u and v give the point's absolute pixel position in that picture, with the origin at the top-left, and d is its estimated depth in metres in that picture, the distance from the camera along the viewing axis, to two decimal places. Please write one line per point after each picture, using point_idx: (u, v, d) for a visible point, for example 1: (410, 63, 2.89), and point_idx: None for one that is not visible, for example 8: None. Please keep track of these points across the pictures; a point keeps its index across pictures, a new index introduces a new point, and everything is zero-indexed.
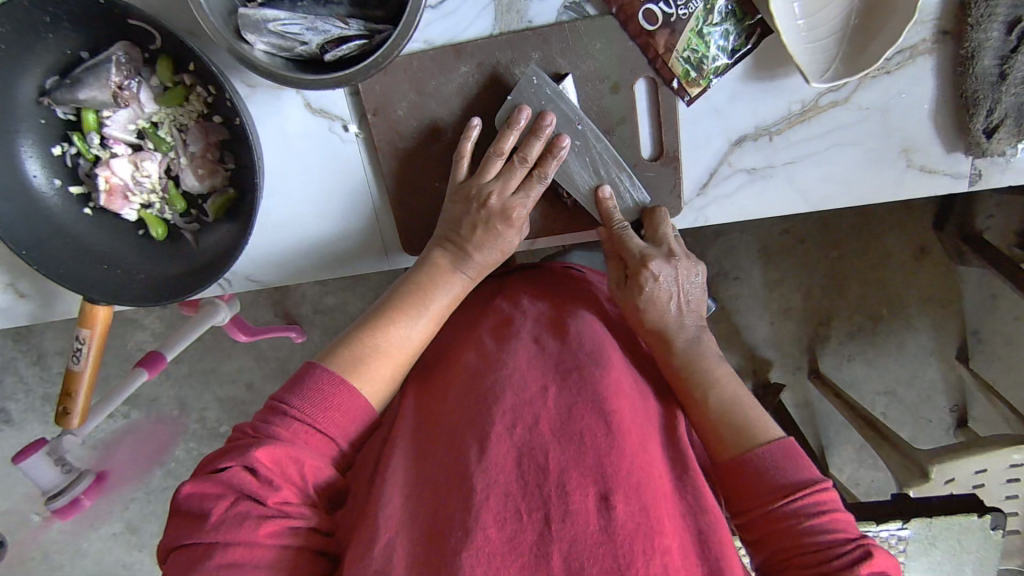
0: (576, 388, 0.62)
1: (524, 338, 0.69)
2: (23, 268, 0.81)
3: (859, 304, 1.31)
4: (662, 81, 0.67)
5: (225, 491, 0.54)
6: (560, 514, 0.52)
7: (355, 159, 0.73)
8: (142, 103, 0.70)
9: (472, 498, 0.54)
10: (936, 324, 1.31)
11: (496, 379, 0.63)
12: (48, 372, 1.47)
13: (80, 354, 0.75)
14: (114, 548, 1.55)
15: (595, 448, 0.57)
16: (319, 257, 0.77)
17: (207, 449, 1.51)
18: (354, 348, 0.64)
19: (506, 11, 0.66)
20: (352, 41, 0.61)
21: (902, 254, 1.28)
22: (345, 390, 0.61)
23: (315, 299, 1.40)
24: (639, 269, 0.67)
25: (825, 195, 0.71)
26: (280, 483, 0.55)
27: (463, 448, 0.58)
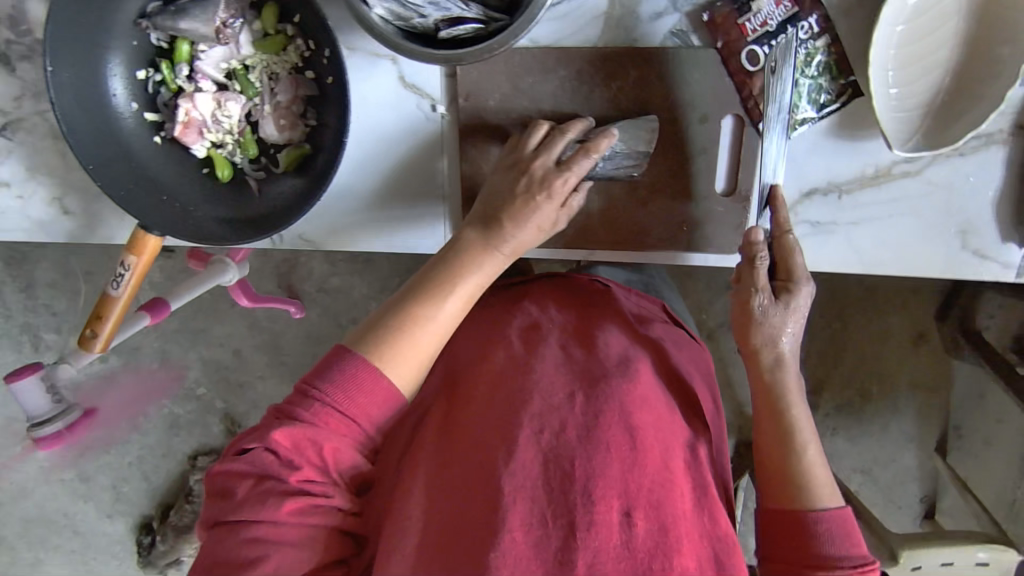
0: (602, 397, 0.62)
1: (552, 343, 0.70)
2: (75, 186, 0.80)
3: (851, 380, 1.34)
4: (749, 120, 0.69)
5: (250, 472, 0.56)
6: (583, 523, 0.55)
7: (435, 138, 0.74)
8: (240, 44, 0.70)
9: (498, 501, 0.57)
10: (921, 411, 1.34)
11: (524, 382, 0.64)
12: (34, 302, 1.44)
13: (120, 280, 0.74)
14: (60, 494, 1.51)
15: (620, 461, 0.58)
16: (377, 230, 0.77)
17: (179, 411, 1.48)
18: (387, 339, 0.60)
19: (615, 26, 0.68)
20: (468, 25, 0.62)
21: (902, 337, 1.31)
22: (374, 378, 0.59)
23: (321, 278, 1.39)
24: (791, 289, 0.67)
25: (878, 258, 0.73)
26: (300, 463, 0.56)
27: (491, 449, 0.60)
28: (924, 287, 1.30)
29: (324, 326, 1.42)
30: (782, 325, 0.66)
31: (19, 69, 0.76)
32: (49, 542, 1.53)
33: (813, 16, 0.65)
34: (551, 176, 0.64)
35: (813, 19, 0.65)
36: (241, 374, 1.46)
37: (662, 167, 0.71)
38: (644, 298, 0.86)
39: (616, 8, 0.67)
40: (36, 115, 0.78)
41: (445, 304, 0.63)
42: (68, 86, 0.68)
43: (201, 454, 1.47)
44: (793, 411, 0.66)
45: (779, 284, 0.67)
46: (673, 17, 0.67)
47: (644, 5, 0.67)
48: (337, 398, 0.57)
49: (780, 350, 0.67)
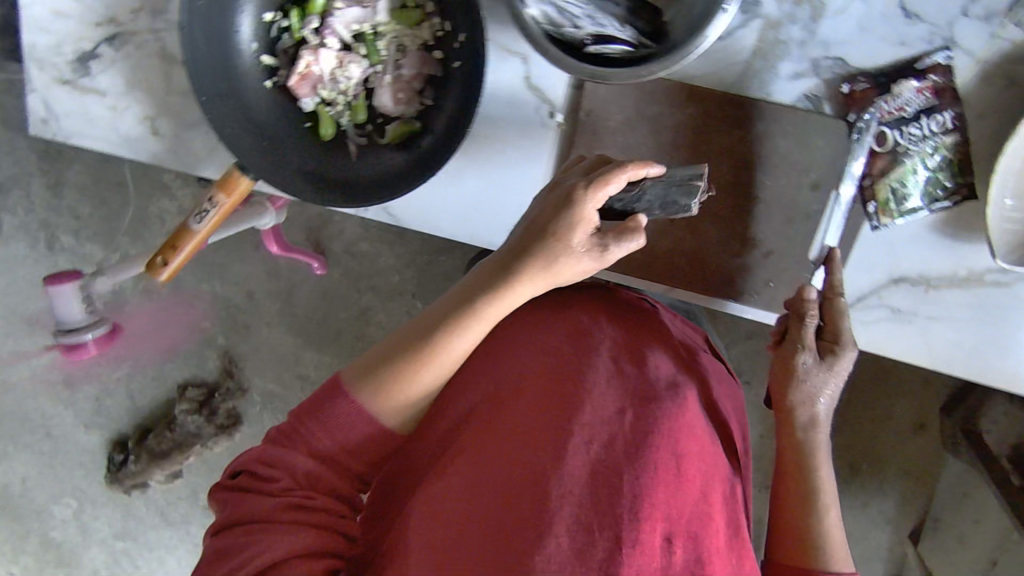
0: (653, 418, 0.60)
1: (603, 353, 0.65)
2: (171, 110, 0.79)
3: (848, 453, 1.35)
4: (860, 198, 0.69)
5: (249, 467, 0.59)
6: (629, 540, 0.54)
7: (544, 144, 0.72)
8: (376, 10, 0.70)
9: (547, 505, 0.55)
10: (902, 499, 1.34)
11: (574, 386, 0.61)
12: (58, 201, 1.41)
13: (205, 214, 0.74)
14: (41, 395, 1.47)
15: (666, 486, 0.57)
16: (463, 220, 0.77)
17: (172, 341, 1.42)
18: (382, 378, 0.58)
19: (754, 77, 0.67)
20: (618, 46, 0.61)
21: (903, 424, 1.32)
22: (368, 416, 0.58)
23: (351, 240, 1.36)
24: (835, 350, 0.67)
25: (947, 356, 0.74)
26: (281, 475, 0.57)
27: (540, 451, 0.58)
28: (936, 380, 1.32)
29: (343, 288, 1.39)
30: (822, 386, 0.66)
31: None
32: (18, 440, 1.48)
33: (949, 112, 0.65)
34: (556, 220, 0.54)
35: (949, 115, 0.65)
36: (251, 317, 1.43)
37: (760, 223, 0.72)
38: (689, 325, 0.80)
39: (758, 59, 0.66)
40: (149, 32, 0.76)
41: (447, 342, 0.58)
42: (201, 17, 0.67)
43: (191, 386, 1.43)
44: (821, 473, 0.66)
45: (826, 343, 0.67)
46: (811, 81, 0.66)
47: (786, 63, 0.66)
48: (332, 414, 0.58)
49: (816, 409, 0.66)
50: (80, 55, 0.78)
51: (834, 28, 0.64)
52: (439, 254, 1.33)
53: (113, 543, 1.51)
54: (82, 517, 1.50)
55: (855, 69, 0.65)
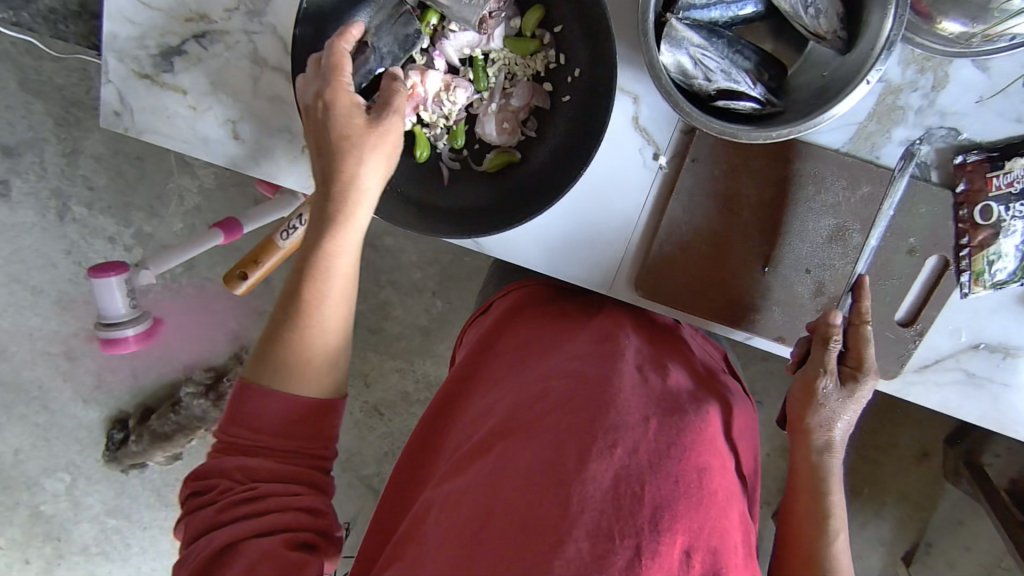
0: (676, 428, 0.57)
1: (629, 360, 0.63)
2: (256, 114, 0.76)
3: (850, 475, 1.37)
4: (954, 266, 0.70)
5: (204, 479, 0.54)
6: (648, 550, 0.50)
7: (644, 184, 0.73)
8: (492, 37, 0.68)
9: (566, 504, 0.51)
10: (899, 523, 1.37)
11: (600, 388, 0.59)
12: (73, 170, 1.29)
13: (292, 231, 0.72)
14: (39, 366, 1.37)
15: (687, 497, 0.53)
16: (551, 252, 0.76)
17: (180, 321, 1.34)
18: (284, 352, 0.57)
19: (863, 138, 0.68)
20: (746, 102, 0.61)
21: (906, 452, 1.34)
22: (279, 401, 0.56)
23: (375, 233, 1.28)
24: (857, 375, 0.68)
25: (1014, 425, 0.75)
26: (236, 474, 0.53)
27: (561, 449, 0.54)
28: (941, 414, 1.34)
29: (363, 281, 1.31)
30: (840, 411, 0.68)
31: None
32: (11, 411, 1.39)
33: None
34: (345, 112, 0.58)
35: None
36: (267, 304, 1.36)
37: None
38: (711, 343, 0.78)
39: (871, 122, 0.67)
40: (242, 34, 0.73)
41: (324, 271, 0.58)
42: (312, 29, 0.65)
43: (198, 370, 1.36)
44: (833, 497, 0.67)
45: (849, 370, 0.68)
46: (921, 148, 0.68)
47: (899, 128, 0.67)
48: (258, 399, 0.55)
49: (832, 436, 0.68)
50: (164, 49, 0.75)
51: (951, 100, 0.66)
52: (464, 254, 1.29)
53: (104, 519, 1.45)
54: (75, 492, 1.43)
55: (969, 141, 0.67)
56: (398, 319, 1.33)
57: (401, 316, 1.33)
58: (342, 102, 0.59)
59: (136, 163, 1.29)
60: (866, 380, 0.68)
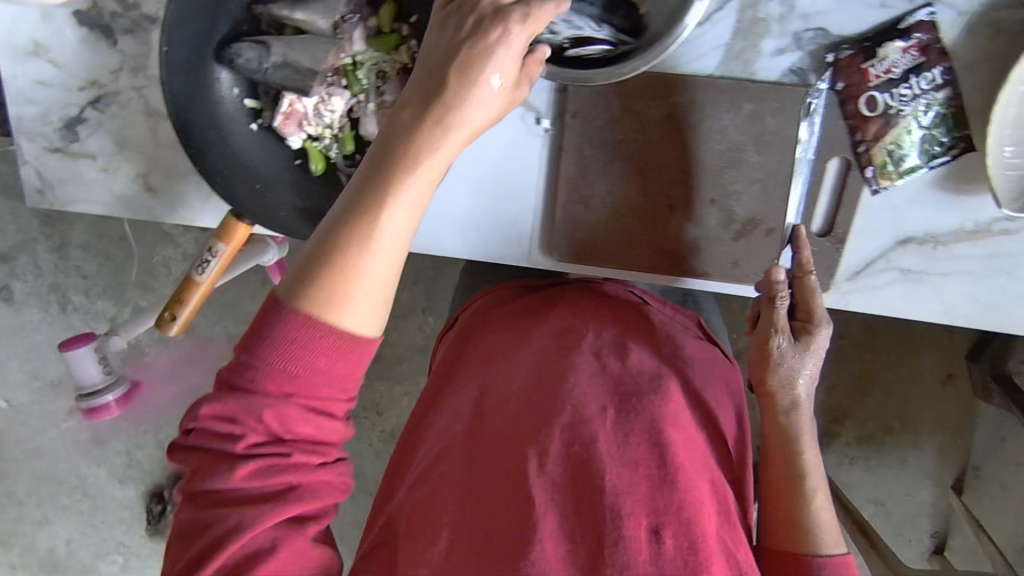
0: (634, 412, 0.58)
1: (587, 352, 0.64)
2: (163, 164, 0.79)
3: (874, 414, 1.32)
4: (857, 164, 0.68)
5: (196, 448, 0.52)
6: (611, 537, 0.52)
7: (535, 151, 0.73)
8: (352, 41, 0.69)
9: (527, 506, 0.54)
10: (940, 451, 1.31)
11: (556, 389, 0.60)
12: (65, 263, 1.36)
13: (208, 266, 0.74)
14: (73, 455, 1.43)
15: (647, 478, 0.54)
16: (463, 235, 0.77)
17: (191, 386, 1.38)
18: (321, 283, 0.49)
19: (734, 58, 0.67)
20: (597, 45, 0.62)
21: (930, 376, 1.30)
22: (324, 338, 0.49)
23: None
24: (811, 329, 0.67)
25: (965, 312, 0.73)
26: (260, 483, 0.49)
27: (520, 453, 0.56)
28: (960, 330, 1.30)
29: None
30: (800, 367, 0.66)
31: (121, 43, 0.75)
32: (57, 503, 1.45)
33: (938, 68, 0.64)
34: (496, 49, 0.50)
35: (938, 70, 0.64)
36: None
37: (764, 202, 0.71)
38: (679, 311, 0.77)
39: (737, 41, 0.67)
40: (132, 90, 0.77)
41: (388, 210, 0.50)
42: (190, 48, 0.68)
43: None
44: (806, 456, 0.65)
45: (800, 324, 0.67)
46: (794, 55, 0.66)
47: (767, 40, 0.66)
48: (285, 382, 0.49)
49: (796, 394, 0.66)
50: (67, 121, 0.78)
51: (810, 0, 0.65)
52: (447, 267, 1.31)
53: None
54: (130, 570, 1.47)
55: (837, 38, 0.65)
56: (396, 342, 1.33)
57: (397, 337, 1.33)
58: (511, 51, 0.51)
59: (121, 244, 1.35)
60: (821, 331, 0.66)
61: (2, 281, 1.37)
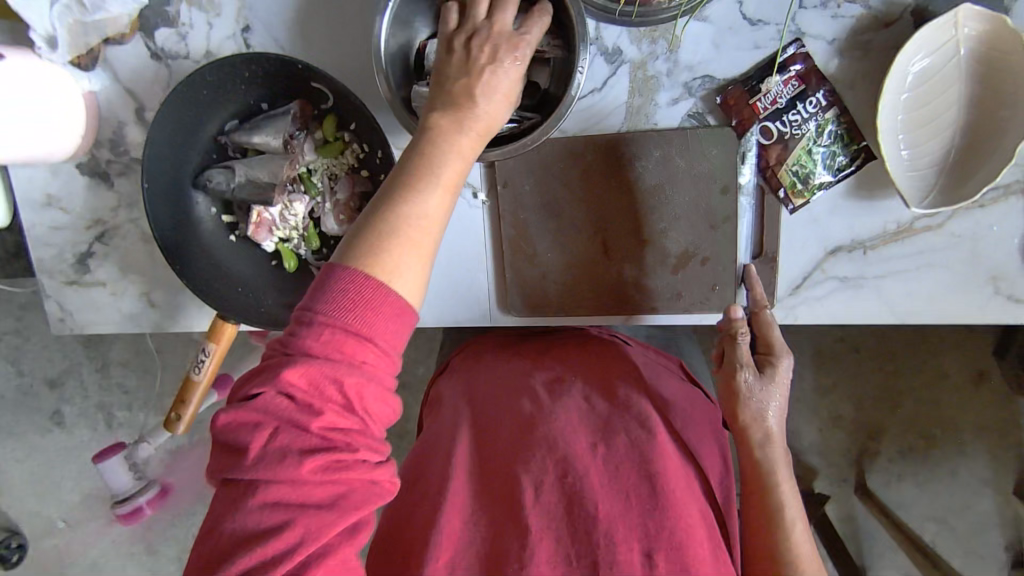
0: (622, 446, 0.62)
1: (576, 394, 0.68)
2: (160, 281, 0.90)
3: (910, 426, 1.34)
4: (769, 187, 0.74)
5: (258, 423, 0.49)
6: (606, 561, 0.54)
7: (477, 221, 0.81)
8: (303, 152, 0.80)
9: (525, 535, 0.56)
10: (991, 456, 1.32)
11: (547, 427, 0.63)
12: (109, 381, 1.48)
13: (202, 365, 0.82)
14: (133, 566, 1.50)
15: (639, 507, 0.58)
16: (427, 307, 0.83)
17: None
18: (379, 253, 0.52)
19: (636, 113, 0.75)
20: (503, 125, 0.71)
21: (959, 378, 1.31)
22: (388, 306, 0.51)
23: None
24: (773, 361, 0.68)
25: (911, 309, 0.75)
26: (326, 472, 0.48)
27: (517, 485, 0.60)
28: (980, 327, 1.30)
29: None
30: (768, 400, 0.67)
31: (117, 184, 0.87)
32: None
33: (820, 91, 0.71)
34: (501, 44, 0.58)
35: (820, 94, 0.71)
36: None
37: (690, 234, 0.76)
38: (663, 356, 0.82)
39: (635, 97, 0.75)
40: (129, 222, 0.89)
41: (431, 190, 0.55)
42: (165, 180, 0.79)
43: None
44: (782, 488, 0.64)
45: (762, 357, 0.69)
46: (688, 102, 0.74)
47: (661, 93, 0.74)
48: (357, 350, 0.49)
49: (768, 427, 0.67)
50: (79, 256, 0.90)
51: (691, 53, 0.73)
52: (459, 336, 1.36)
53: None
54: None
55: (723, 80, 0.73)
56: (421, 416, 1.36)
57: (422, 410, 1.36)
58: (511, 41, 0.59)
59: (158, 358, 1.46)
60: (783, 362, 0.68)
61: (55, 406, 1.49)
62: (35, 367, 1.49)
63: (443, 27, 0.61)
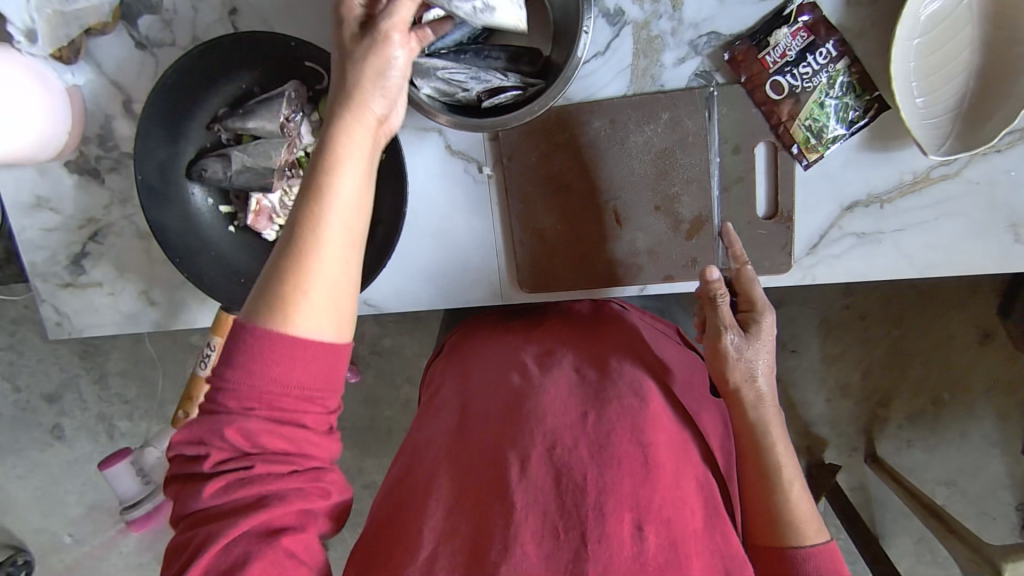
0: (613, 413, 0.60)
1: (565, 367, 0.68)
2: (160, 278, 0.88)
3: (920, 390, 1.33)
4: (781, 145, 0.72)
5: (174, 476, 0.52)
6: (595, 536, 0.53)
7: (483, 196, 0.79)
8: (301, 135, 0.77)
9: (510, 512, 0.55)
10: (1000, 417, 1.32)
11: (534, 402, 0.62)
12: (108, 392, 1.45)
13: (208, 358, 0.80)
14: None
15: (631, 477, 0.56)
16: (436, 288, 0.82)
17: None
18: (274, 299, 0.49)
19: (641, 75, 0.73)
20: (507, 92, 0.69)
21: (967, 340, 1.30)
22: (284, 346, 0.48)
23: (375, 339, 1.34)
24: (754, 321, 0.68)
25: (929, 261, 0.74)
26: (231, 493, 0.49)
27: (503, 461, 0.58)
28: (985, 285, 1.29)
29: (381, 387, 1.37)
30: (756, 359, 0.66)
31: (109, 180, 0.84)
32: None
33: (830, 42, 0.69)
34: (384, 58, 0.52)
35: (831, 44, 0.69)
36: None
37: (702, 198, 0.74)
38: (658, 321, 0.82)
39: (640, 59, 0.73)
40: (123, 219, 0.86)
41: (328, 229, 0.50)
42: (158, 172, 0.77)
43: None
44: (777, 446, 0.63)
45: (743, 318, 0.68)
46: (695, 61, 0.72)
47: (666, 53, 0.72)
48: (246, 386, 0.48)
49: (759, 386, 0.65)
50: (73, 257, 0.87)
51: (695, 10, 0.71)
52: None
53: None
54: None
55: (729, 37, 0.71)
56: None
57: None
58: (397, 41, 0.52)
59: (157, 364, 1.43)
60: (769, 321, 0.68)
61: (54, 420, 1.46)
62: (29, 382, 1.45)
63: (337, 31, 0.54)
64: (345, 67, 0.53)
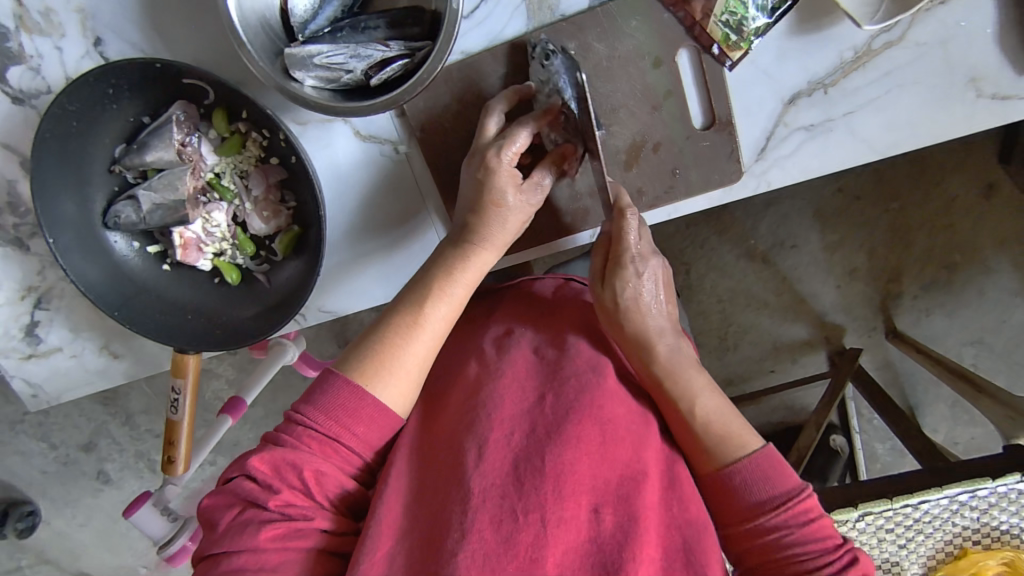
0: (571, 392, 0.58)
1: (523, 346, 0.65)
2: (114, 330, 0.86)
3: (930, 256, 1.27)
4: (703, 49, 0.66)
5: (234, 502, 0.53)
6: (553, 518, 0.50)
7: (405, 175, 0.74)
8: (203, 157, 0.74)
9: (466, 497, 0.51)
10: (1017, 264, 1.26)
11: (491, 387, 0.59)
12: (138, 430, 1.47)
13: (178, 403, 0.78)
14: None
15: (590, 455, 0.54)
16: (385, 280, 0.78)
17: None
18: (370, 357, 0.61)
19: (538, 8, 0.68)
20: (394, 63, 0.63)
21: (969, 195, 1.23)
22: (367, 405, 0.58)
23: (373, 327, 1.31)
24: (619, 269, 0.65)
25: (893, 140, 0.68)
26: (292, 528, 0.52)
27: (460, 449, 0.55)
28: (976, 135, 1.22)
29: None
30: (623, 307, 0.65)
31: (33, 246, 0.81)
32: None
33: None
34: (497, 176, 0.64)
35: None
36: None
37: (635, 123, 0.69)
38: None
39: None
40: (61, 280, 0.84)
41: (434, 306, 0.64)
42: (70, 228, 0.73)
43: None
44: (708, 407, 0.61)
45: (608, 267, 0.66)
46: None
47: None
48: (330, 434, 0.57)
49: (649, 334, 0.64)
50: (25, 328, 0.84)
51: None
52: None
53: None
54: None
55: None
56: None
57: None
58: (506, 178, 0.64)
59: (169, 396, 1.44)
60: (653, 264, 0.67)
61: (96, 466, 1.49)
62: (62, 438, 1.47)
63: (477, 136, 0.67)
64: (478, 180, 0.64)
